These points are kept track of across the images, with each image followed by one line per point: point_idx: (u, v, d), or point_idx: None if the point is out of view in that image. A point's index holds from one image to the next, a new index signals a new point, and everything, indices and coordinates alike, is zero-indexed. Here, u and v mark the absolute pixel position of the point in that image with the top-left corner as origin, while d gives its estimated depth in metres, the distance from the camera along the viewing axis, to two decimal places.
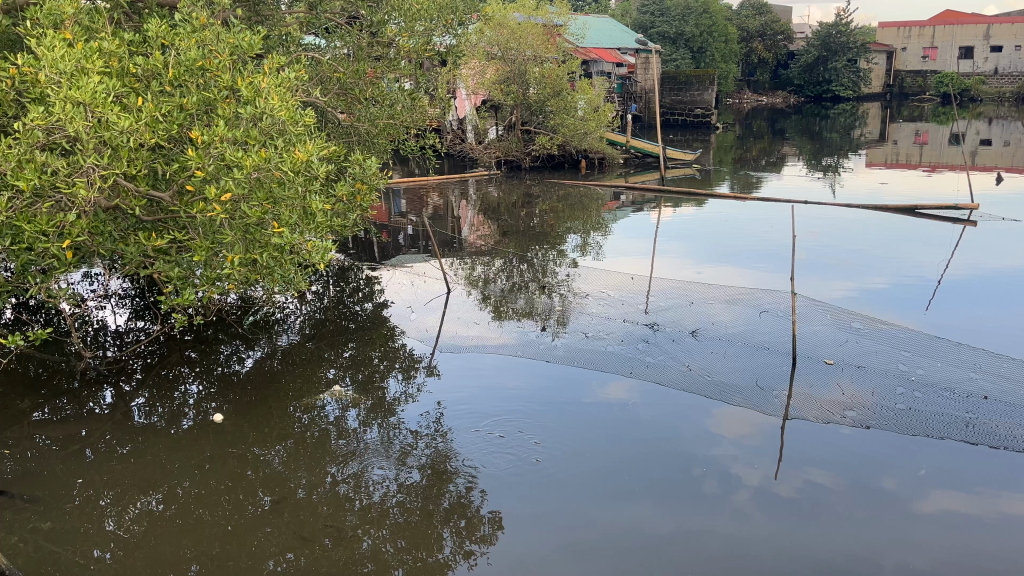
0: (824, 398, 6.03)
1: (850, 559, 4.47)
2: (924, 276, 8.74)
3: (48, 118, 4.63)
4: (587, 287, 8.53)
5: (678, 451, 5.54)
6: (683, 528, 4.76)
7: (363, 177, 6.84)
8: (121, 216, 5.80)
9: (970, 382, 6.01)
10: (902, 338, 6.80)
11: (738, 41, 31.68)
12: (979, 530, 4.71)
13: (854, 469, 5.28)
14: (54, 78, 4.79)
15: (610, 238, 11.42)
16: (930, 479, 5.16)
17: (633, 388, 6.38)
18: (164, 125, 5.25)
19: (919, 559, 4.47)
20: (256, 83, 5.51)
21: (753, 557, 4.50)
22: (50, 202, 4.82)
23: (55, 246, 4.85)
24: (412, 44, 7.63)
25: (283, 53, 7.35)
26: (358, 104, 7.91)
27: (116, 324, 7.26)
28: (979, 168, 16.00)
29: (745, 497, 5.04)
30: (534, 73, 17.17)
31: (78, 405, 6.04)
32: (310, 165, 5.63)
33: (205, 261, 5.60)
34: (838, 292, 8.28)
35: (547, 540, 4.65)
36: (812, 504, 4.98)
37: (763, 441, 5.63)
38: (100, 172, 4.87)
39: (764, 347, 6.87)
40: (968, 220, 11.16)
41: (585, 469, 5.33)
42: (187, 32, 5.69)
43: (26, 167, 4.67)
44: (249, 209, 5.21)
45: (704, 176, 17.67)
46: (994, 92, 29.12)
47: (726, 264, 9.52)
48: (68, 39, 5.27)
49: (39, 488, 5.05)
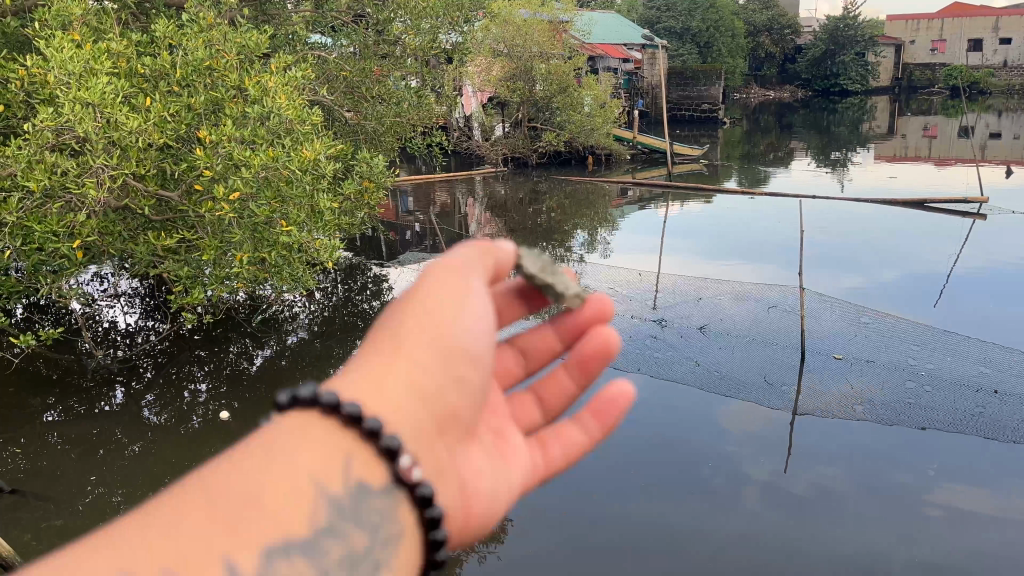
0: (834, 394, 6.05)
1: (861, 556, 4.44)
2: (934, 270, 8.69)
3: (58, 119, 4.66)
4: (594, 283, 8.54)
5: (689, 448, 5.52)
6: (694, 525, 4.75)
7: (371, 175, 6.84)
8: (131, 217, 5.89)
9: (979, 376, 6.05)
10: (911, 332, 6.80)
11: (745, 34, 31.47)
12: (991, 524, 4.68)
13: (864, 464, 5.26)
14: (63, 79, 4.82)
15: (617, 233, 11.41)
16: (940, 473, 5.14)
17: (640, 383, 6.37)
18: (172, 125, 5.30)
19: (931, 556, 4.43)
20: (263, 82, 5.53)
21: (761, 555, 4.47)
22: (61, 202, 4.89)
23: (65, 246, 4.92)
24: (418, 42, 7.62)
25: (290, 52, 7.28)
26: (364, 103, 7.97)
27: (126, 324, 7.29)
28: (989, 161, 15.84)
29: (755, 495, 5.03)
30: (541, 70, 17.18)
31: (91, 404, 6.08)
32: (319, 164, 5.70)
33: (215, 261, 5.68)
34: (846, 287, 8.23)
35: (555, 538, 4.65)
36: (823, 501, 4.96)
37: (772, 437, 5.61)
38: (110, 172, 4.92)
39: (772, 342, 6.86)
40: (978, 214, 11.07)
41: (595, 467, 5.31)
42: (194, 33, 5.69)
43: (36, 167, 4.72)
44: (257, 208, 5.25)
45: (711, 172, 17.63)
46: (1006, 83, 28.74)
47: (734, 259, 9.47)
48: (78, 40, 5.28)
49: (52, 486, 5.08)
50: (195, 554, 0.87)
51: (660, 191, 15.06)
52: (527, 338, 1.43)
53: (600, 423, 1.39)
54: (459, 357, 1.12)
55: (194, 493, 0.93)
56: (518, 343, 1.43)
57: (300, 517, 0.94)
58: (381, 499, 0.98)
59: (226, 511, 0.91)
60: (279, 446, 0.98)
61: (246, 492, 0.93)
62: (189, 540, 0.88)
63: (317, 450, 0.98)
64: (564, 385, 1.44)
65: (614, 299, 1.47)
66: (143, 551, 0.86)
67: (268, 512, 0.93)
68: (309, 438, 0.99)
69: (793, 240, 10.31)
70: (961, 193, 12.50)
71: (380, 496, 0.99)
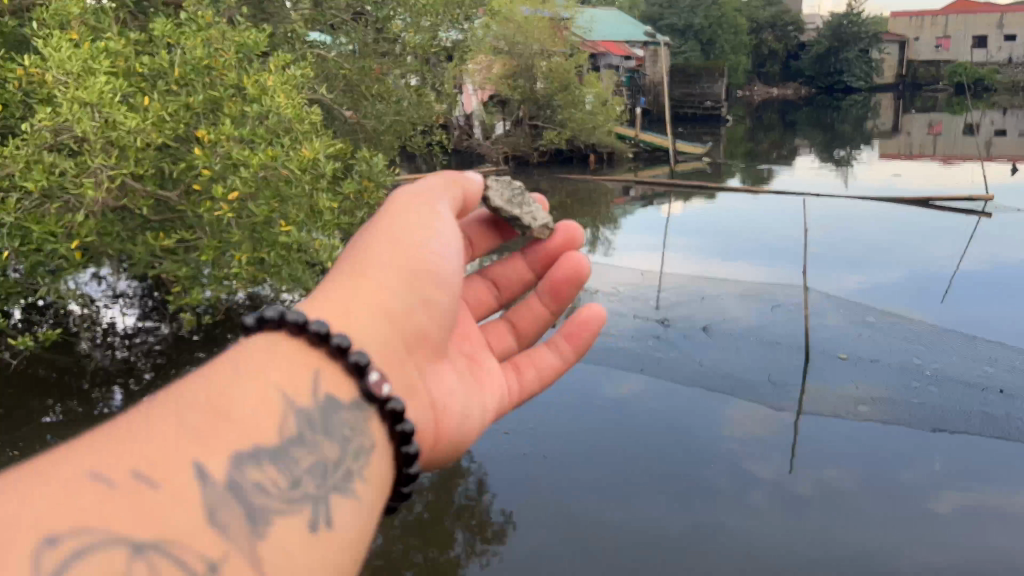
0: (838, 393, 6.01)
1: (867, 558, 4.39)
2: (939, 269, 8.62)
3: (56, 118, 4.62)
4: (596, 282, 8.49)
5: (693, 448, 5.44)
6: (697, 525, 4.71)
7: (371, 174, 6.78)
8: (129, 217, 5.87)
9: (984, 374, 6.02)
10: (916, 331, 6.76)
11: (748, 31, 31.39)
12: (1000, 523, 4.61)
13: (870, 464, 5.19)
14: (61, 79, 4.73)
15: (619, 233, 11.35)
16: (947, 472, 5.08)
17: (643, 382, 6.32)
18: (170, 125, 5.26)
19: (939, 557, 4.36)
20: (262, 81, 5.51)
21: (766, 557, 4.42)
22: (59, 203, 4.84)
23: (64, 247, 4.90)
24: (418, 40, 7.96)
25: (289, 51, 7.06)
26: (364, 102, 7.98)
27: (125, 325, 7.16)
28: (994, 157, 15.75)
29: (760, 496, 4.96)
30: (542, 68, 17.47)
31: (90, 406, 6.08)
32: (318, 163, 5.62)
33: (213, 261, 5.67)
34: (850, 285, 8.17)
35: (557, 540, 4.62)
36: (829, 503, 4.88)
37: (777, 438, 5.54)
38: (108, 172, 4.87)
39: (776, 342, 6.82)
40: (983, 211, 11.01)
41: (597, 469, 5.25)
42: (193, 32, 5.60)
43: (34, 168, 4.67)
44: (256, 208, 5.23)
45: (713, 170, 17.58)
46: (1010, 79, 28.58)
47: (737, 257, 9.43)
48: (75, 40, 5.23)
49: None
50: (175, 459, 1.29)
51: (662, 189, 14.99)
52: (511, 270, 2.69)
53: (560, 333, 2.48)
54: (417, 292, 1.94)
55: (167, 417, 1.35)
56: (498, 277, 2.69)
57: (275, 428, 1.46)
58: (340, 410, 1.59)
59: (203, 425, 1.37)
60: (252, 366, 1.52)
61: (220, 415, 1.41)
62: (165, 452, 1.29)
63: (288, 370, 1.56)
64: (534, 305, 2.62)
65: (567, 238, 2.70)
66: (122, 462, 1.24)
67: (241, 422, 1.43)
68: (286, 362, 1.57)
69: (795, 238, 10.28)
70: (967, 190, 12.38)
71: (340, 408, 1.59)
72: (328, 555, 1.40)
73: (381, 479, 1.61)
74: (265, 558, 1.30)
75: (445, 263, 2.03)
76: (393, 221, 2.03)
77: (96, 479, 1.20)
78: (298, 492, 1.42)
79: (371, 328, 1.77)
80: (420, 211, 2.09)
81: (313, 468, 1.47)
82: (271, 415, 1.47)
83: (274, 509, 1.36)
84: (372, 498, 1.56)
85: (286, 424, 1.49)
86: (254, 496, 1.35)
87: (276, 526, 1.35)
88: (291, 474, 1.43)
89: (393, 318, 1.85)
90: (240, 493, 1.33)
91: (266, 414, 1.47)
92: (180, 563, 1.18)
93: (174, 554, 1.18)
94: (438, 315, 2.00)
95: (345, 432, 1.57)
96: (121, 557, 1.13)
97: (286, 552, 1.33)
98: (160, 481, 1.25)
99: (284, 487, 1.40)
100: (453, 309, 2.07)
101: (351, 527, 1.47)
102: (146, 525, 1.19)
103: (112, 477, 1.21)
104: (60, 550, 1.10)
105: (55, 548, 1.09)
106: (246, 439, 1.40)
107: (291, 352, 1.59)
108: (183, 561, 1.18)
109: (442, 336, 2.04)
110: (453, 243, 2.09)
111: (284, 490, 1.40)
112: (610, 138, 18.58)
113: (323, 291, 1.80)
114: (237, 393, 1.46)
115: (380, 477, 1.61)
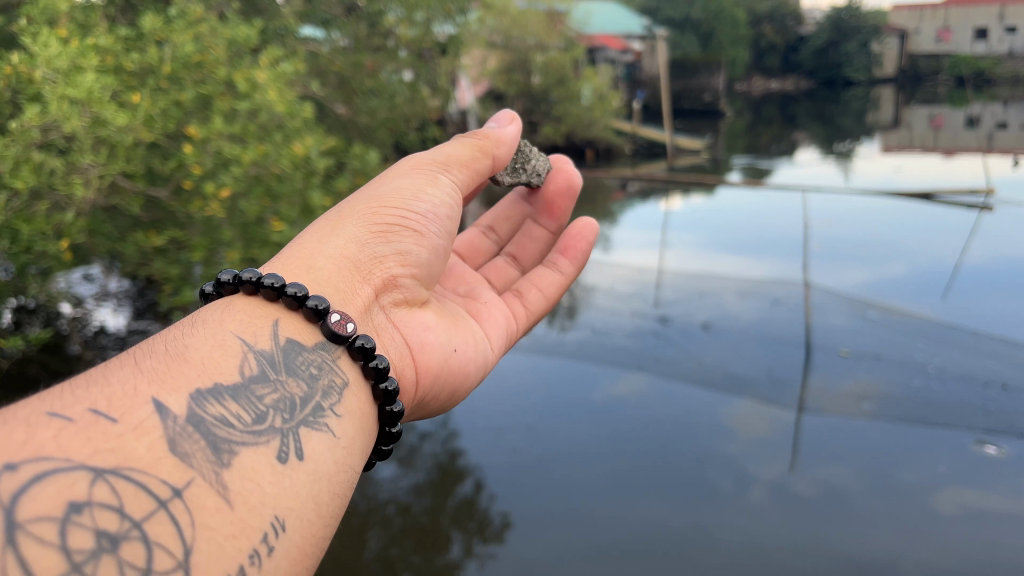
0: (840, 390, 5.93)
1: (867, 559, 4.32)
2: (943, 259, 8.23)
3: (44, 117, 4.39)
4: (594, 279, 8.42)
5: (693, 450, 5.32)
6: (696, 527, 4.62)
7: (363, 171, 6.63)
8: (120, 217, 5.89)
9: (986, 369, 5.85)
10: (919, 327, 6.63)
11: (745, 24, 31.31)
12: (1005, 525, 4.47)
13: (872, 465, 5.08)
14: (49, 75, 4.53)
15: (617, 229, 11.24)
16: (949, 473, 4.94)
17: (637, 382, 6.19)
18: (161, 122, 5.14)
19: (940, 556, 4.30)
20: (253, 76, 5.36)
21: (764, 549, 4.44)
22: (48, 201, 4.78)
23: (53, 246, 4.85)
24: (413, 33, 8.01)
25: (281, 46, 6.98)
26: (359, 96, 7.94)
27: (116, 326, 7.11)
28: None
29: (760, 495, 4.87)
30: (537, 62, 17.61)
31: None
32: (310, 161, 5.46)
33: (205, 260, 5.59)
34: (850, 282, 8.04)
35: (549, 540, 4.59)
36: (833, 504, 4.76)
37: (777, 435, 5.47)
38: (97, 170, 4.77)
39: (776, 338, 6.76)
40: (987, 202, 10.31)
41: (592, 469, 5.17)
42: (183, 26, 5.45)
43: (23, 167, 4.51)
44: (246, 207, 5.12)
45: (713, 166, 17.40)
46: None
47: (737, 253, 9.29)
48: (65, 36, 5.00)
49: None
50: (135, 400, 1.59)
51: (661, 184, 14.86)
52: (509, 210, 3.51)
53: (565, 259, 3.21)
54: (390, 247, 2.37)
55: (124, 372, 1.67)
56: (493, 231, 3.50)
57: (234, 370, 1.81)
58: (299, 354, 1.97)
59: (162, 368, 1.71)
60: (211, 323, 1.92)
61: (180, 364, 1.75)
62: (124, 398, 1.59)
63: (242, 320, 1.95)
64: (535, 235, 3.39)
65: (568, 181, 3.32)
66: (81, 406, 1.53)
67: (201, 367, 1.76)
68: (245, 319, 1.96)
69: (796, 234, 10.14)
70: (966, 182, 11.71)
71: (299, 353, 1.97)
72: (297, 477, 1.71)
73: (349, 411, 1.97)
74: (228, 479, 1.58)
75: (426, 224, 2.47)
76: (381, 189, 2.49)
77: (54, 417, 1.48)
78: (263, 425, 1.74)
79: (335, 273, 2.20)
80: (415, 177, 2.53)
81: (276, 404, 1.82)
82: (229, 362, 1.82)
83: (238, 439, 1.67)
84: (338, 428, 1.90)
85: (246, 367, 1.84)
86: (216, 423, 1.66)
87: (242, 452, 1.66)
88: (254, 410, 1.76)
89: (360, 268, 2.27)
90: (202, 424, 1.64)
91: (225, 362, 1.81)
92: (140, 484, 1.45)
93: (133, 478, 1.45)
94: (412, 265, 2.42)
95: (308, 372, 1.94)
96: (80, 480, 1.39)
97: (251, 474, 1.63)
98: (117, 416, 1.54)
99: (247, 420, 1.73)
100: (428, 262, 2.49)
101: (318, 452, 1.80)
102: (105, 454, 1.46)
103: (70, 416, 1.49)
104: (17, 475, 1.35)
105: (12, 473, 1.35)
106: (203, 381, 1.73)
107: (250, 311, 1.99)
108: (141, 484, 1.45)
109: (417, 284, 2.48)
110: (443, 211, 2.54)
111: (249, 423, 1.72)
112: (607, 133, 18.49)
113: (300, 248, 2.25)
114: (194, 349, 1.81)
115: (348, 410, 1.97)
